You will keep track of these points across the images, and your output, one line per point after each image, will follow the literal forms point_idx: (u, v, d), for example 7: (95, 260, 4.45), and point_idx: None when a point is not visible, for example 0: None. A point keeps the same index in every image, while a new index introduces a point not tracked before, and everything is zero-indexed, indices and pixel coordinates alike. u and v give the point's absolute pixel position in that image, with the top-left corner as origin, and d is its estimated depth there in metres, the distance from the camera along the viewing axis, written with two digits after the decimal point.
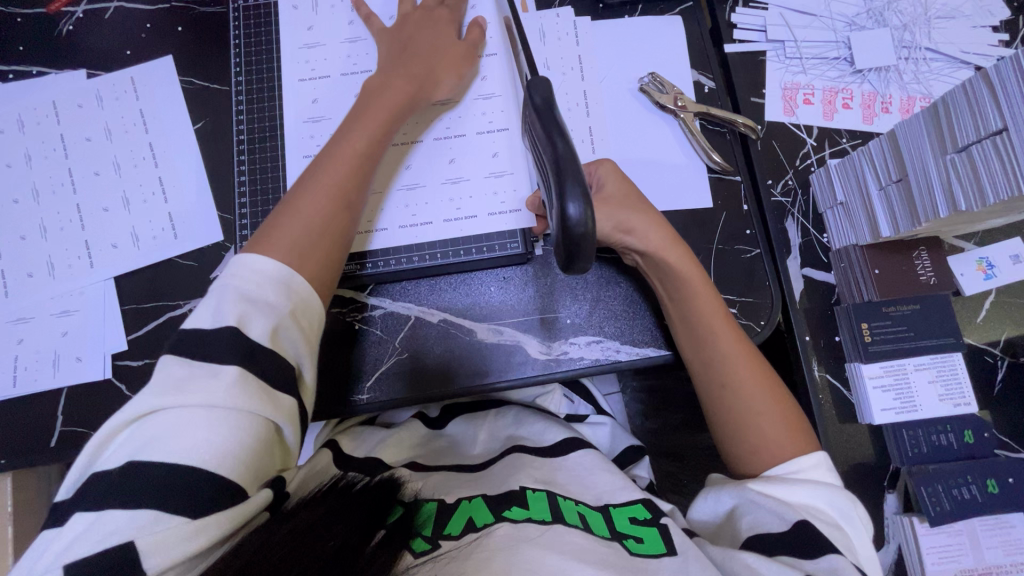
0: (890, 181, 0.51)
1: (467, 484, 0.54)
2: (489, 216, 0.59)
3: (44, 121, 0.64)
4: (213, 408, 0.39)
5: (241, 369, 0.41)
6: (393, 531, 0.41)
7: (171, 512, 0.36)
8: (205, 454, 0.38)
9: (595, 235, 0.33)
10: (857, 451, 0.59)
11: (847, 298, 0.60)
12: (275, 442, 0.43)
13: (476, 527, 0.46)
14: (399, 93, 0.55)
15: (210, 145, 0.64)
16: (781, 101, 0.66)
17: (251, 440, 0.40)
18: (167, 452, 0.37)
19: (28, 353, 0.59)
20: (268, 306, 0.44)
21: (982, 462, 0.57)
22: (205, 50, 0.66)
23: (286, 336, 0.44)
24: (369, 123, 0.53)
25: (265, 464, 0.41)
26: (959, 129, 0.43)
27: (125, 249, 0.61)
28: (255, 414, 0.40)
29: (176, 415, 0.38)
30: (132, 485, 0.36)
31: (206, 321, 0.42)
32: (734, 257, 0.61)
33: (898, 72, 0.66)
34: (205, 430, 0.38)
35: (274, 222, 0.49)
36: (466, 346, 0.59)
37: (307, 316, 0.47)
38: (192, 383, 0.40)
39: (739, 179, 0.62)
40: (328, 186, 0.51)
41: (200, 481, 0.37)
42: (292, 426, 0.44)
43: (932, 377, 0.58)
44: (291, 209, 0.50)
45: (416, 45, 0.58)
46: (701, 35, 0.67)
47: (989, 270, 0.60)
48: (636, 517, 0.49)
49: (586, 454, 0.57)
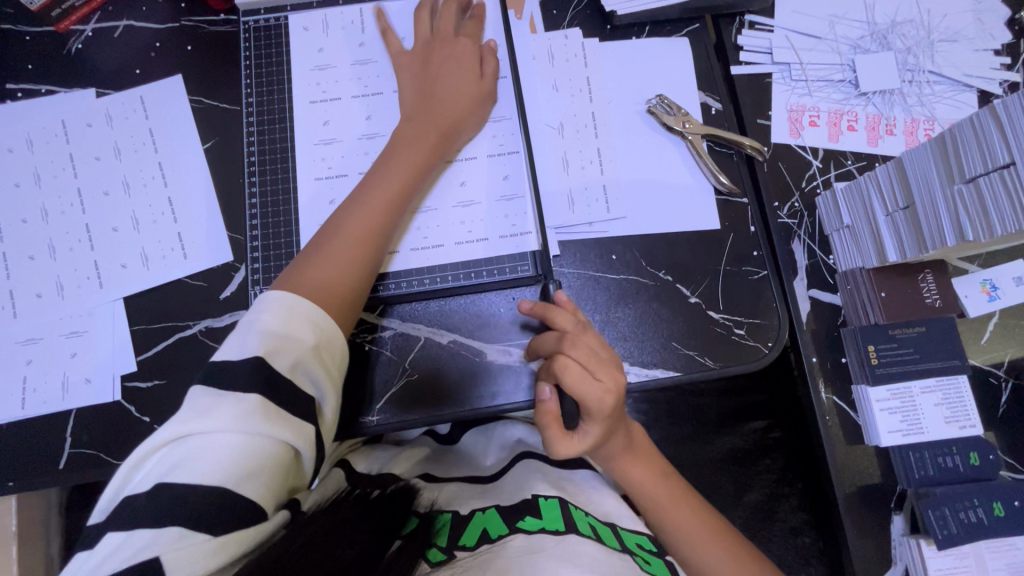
0: (897, 209, 0.52)
1: (478, 493, 0.55)
2: (502, 239, 0.59)
3: (54, 141, 0.64)
4: (233, 431, 0.40)
5: (263, 398, 0.42)
6: (408, 541, 0.43)
7: (195, 530, 0.37)
8: (229, 476, 0.39)
9: None
10: (864, 473, 0.60)
11: (854, 320, 0.60)
12: (292, 465, 0.43)
13: (491, 539, 0.47)
14: (427, 145, 0.57)
15: (220, 166, 0.64)
16: (787, 123, 0.67)
17: (269, 461, 0.41)
18: (193, 476, 0.38)
19: (36, 374, 0.59)
20: (292, 342, 0.45)
21: (987, 484, 0.58)
22: (215, 69, 0.67)
23: (307, 372, 0.45)
24: (397, 174, 0.55)
25: (282, 485, 0.42)
26: (967, 161, 0.44)
27: (135, 269, 0.61)
28: (274, 437, 0.41)
29: (198, 440, 0.39)
30: (161, 506, 0.37)
31: (231, 354, 0.44)
32: (742, 279, 0.61)
33: (902, 94, 0.67)
34: (230, 454, 0.39)
35: (305, 263, 0.51)
36: (475, 367, 0.60)
37: (331, 351, 0.47)
38: (213, 407, 0.41)
39: (746, 201, 0.63)
40: (354, 239, 0.52)
41: (224, 500, 0.38)
42: (311, 453, 0.44)
43: (938, 400, 0.58)
44: (315, 255, 0.51)
45: (441, 89, 0.59)
46: (708, 57, 0.67)
47: (992, 292, 0.61)
48: (643, 544, 0.53)
49: (592, 475, 0.59)
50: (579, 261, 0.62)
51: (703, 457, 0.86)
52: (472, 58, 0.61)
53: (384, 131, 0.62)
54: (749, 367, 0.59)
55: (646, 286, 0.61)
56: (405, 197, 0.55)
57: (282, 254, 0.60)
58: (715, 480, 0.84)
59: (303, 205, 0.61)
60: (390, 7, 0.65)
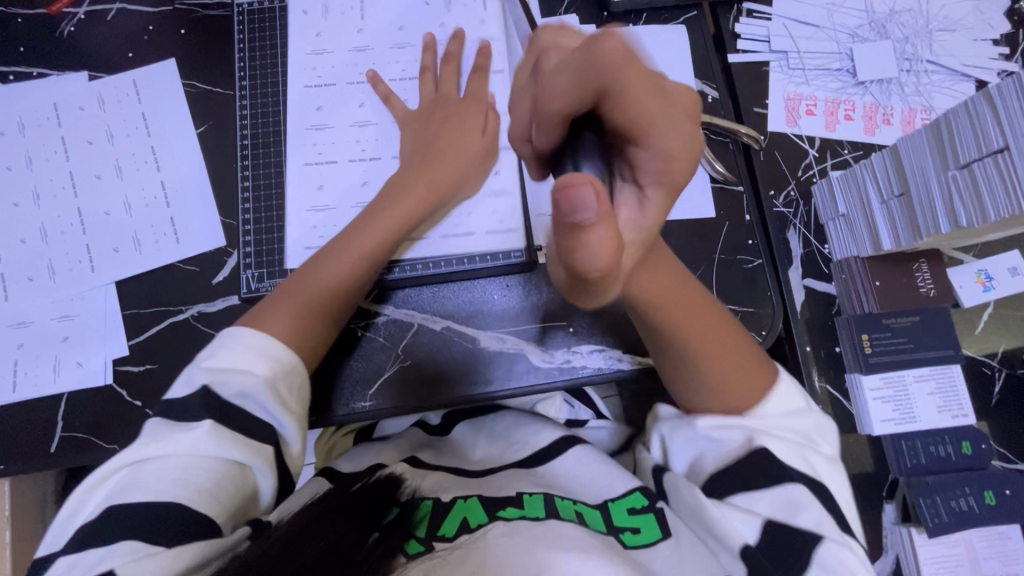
0: (892, 196, 0.51)
1: (464, 485, 0.54)
2: (492, 230, 0.59)
3: (46, 124, 0.63)
4: (184, 454, 0.41)
5: (215, 422, 0.43)
6: (387, 531, 0.40)
7: (149, 539, 0.37)
8: (182, 490, 0.40)
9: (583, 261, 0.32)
10: (857, 462, 0.60)
11: (848, 308, 0.60)
12: (250, 487, 0.44)
13: (470, 528, 0.46)
14: (418, 201, 0.55)
15: (213, 150, 0.64)
16: (783, 112, 0.66)
17: (224, 479, 0.41)
18: (144, 494, 0.39)
19: (28, 358, 0.59)
20: (240, 371, 0.45)
21: (980, 474, 0.58)
22: (208, 53, 0.66)
23: (256, 401, 0.44)
24: (373, 231, 0.53)
25: (239, 505, 0.42)
26: (962, 146, 0.44)
27: (127, 254, 0.61)
28: (230, 458, 0.42)
29: (153, 464, 0.41)
30: (114, 524, 0.38)
31: (180, 390, 0.45)
32: (736, 268, 0.61)
33: (899, 84, 0.67)
34: (184, 469, 0.40)
35: (274, 303, 0.51)
36: (468, 354, 0.59)
37: (286, 381, 0.47)
38: (166, 435, 0.42)
39: (742, 189, 0.63)
40: (317, 292, 0.51)
41: (179, 513, 0.39)
42: (268, 475, 0.44)
43: (932, 389, 0.58)
44: (281, 298, 0.51)
45: (437, 151, 0.57)
46: (704, 45, 0.67)
47: (987, 282, 0.61)
48: (634, 508, 0.48)
49: (584, 451, 0.57)
50: None
51: None
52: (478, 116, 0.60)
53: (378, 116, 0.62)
54: None
55: None
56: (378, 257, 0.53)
57: (276, 239, 0.60)
58: None
59: (294, 191, 0.60)
60: None
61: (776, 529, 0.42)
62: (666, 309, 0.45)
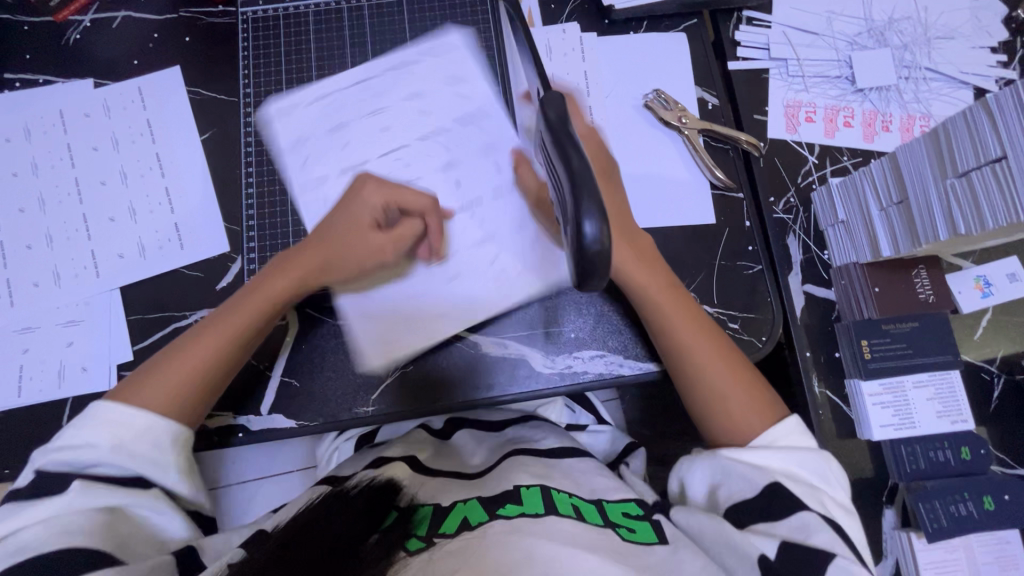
0: (891, 204, 0.52)
1: (464, 487, 0.54)
2: (485, 258, 0.59)
3: (51, 131, 0.64)
4: (64, 506, 0.44)
5: (82, 480, 0.46)
6: (387, 531, 0.41)
7: (59, 574, 0.41)
8: (79, 533, 0.43)
9: (609, 254, 0.31)
10: (857, 467, 0.60)
11: (848, 315, 0.61)
12: (138, 526, 0.47)
13: (471, 525, 0.45)
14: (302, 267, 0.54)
15: (217, 157, 0.65)
16: (783, 119, 0.67)
17: (107, 517, 0.45)
18: (41, 546, 0.42)
19: (33, 362, 0.59)
20: (91, 440, 0.47)
21: (978, 479, 0.58)
22: (212, 60, 0.67)
23: (104, 459, 0.46)
24: (250, 304, 0.53)
25: (129, 540, 0.46)
26: (960, 155, 0.44)
27: (131, 259, 0.62)
28: (105, 504, 0.46)
29: (27, 527, 0.43)
30: (20, 574, 0.41)
31: (27, 479, 0.47)
32: (736, 274, 0.62)
33: (898, 91, 0.67)
34: (76, 518, 0.44)
35: (157, 366, 0.51)
36: (470, 359, 0.60)
37: (147, 437, 0.48)
38: (29, 505, 0.44)
39: (742, 196, 0.63)
40: (193, 360, 0.51)
41: (77, 550, 0.42)
42: (159, 508, 0.48)
43: (931, 394, 0.59)
44: (158, 364, 0.51)
45: (331, 235, 0.54)
46: (704, 52, 0.67)
47: (986, 288, 0.61)
48: (629, 512, 0.49)
49: (579, 461, 0.58)
50: None
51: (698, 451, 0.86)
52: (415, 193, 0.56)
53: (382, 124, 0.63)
54: None
55: None
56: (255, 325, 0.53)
57: (280, 243, 0.60)
58: None
59: (297, 196, 0.61)
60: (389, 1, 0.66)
61: (791, 551, 0.44)
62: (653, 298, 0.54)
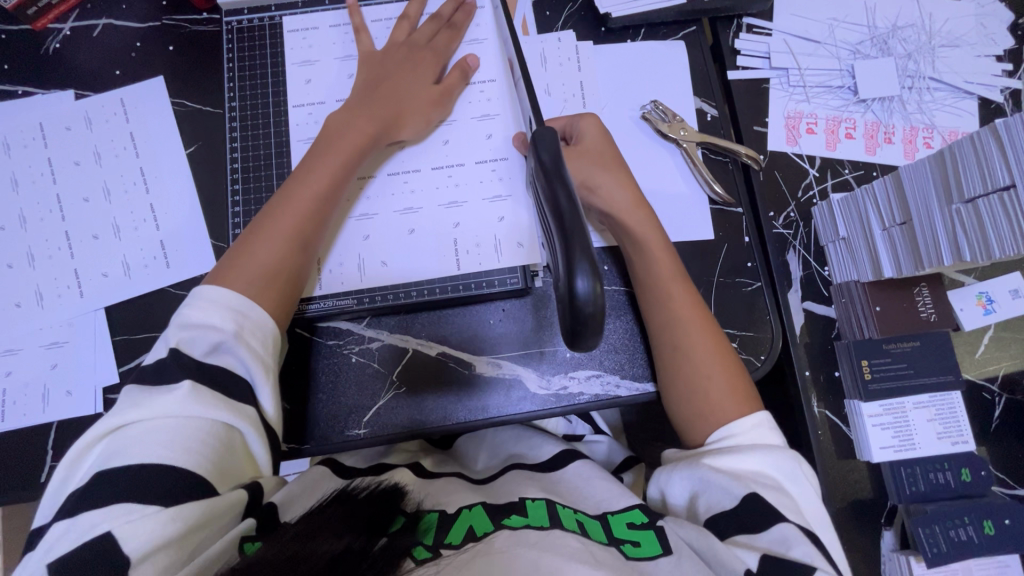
0: (894, 224, 0.51)
1: (467, 492, 0.53)
2: (485, 203, 0.59)
3: (31, 144, 0.62)
4: (171, 415, 0.40)
5: (193, 381, 0.42)
6: (395, 537, 0.40)
7: (145, 503, 0.37)
8: (179, 454, 0.39)
9: (603, 315, 0.30)
10: (855, 488, 0.59)
11: (848, 333, 0.60)
12: (240, 447, 0.43)
13: (476, 537, 0.44)
14: (361, 133, 0.54)
15: (203, 172, 0.63)
16: (784, 130, 0.65)
17: (212, 441, 0.41)
18: (137, 458, 0.38)
19: (16, 386, 0.58)
20: (213, 328, 0.44)
21: (978, 501, 0.57)
22: (197, 70, 0.65)
23: (236, 356, 0.44)
24: (330, 162, 0.52)
25: (233, 466, 0.42)
26: (966, 181, 0.43)
27: (115, 278, 0.60)
28: (216, 419, 0.41)
29: (136, 427, 0.40)
30: (111, 487, 0.37)
31: (158, 353, 0.44)
32: (735, 291, 0.60)
33: (901, 101, 0.66)
34: (174, 434, 0.39)
35: (235, 256, 0.49)
36: (465, 380, 0.59)
37: (261, 337, 0.46)
38: (146, 398, 0.41)
39: (741, 211, 0.62)
40: (286, 232, 0.50)
41: (178, 476, 0.38)
42: (257, 434, 0.44)
43: (931, 415, 0.58)
44: (248, 244, 0.49)
45: (390, 79, 0.57)
46: (704, 62, 0.66)
47: (988, 305, 0.60)
48: (634, 522, 0.47)
49: (584, 465, 0.57)
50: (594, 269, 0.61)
51: None
52: (430, 62, 0.59)
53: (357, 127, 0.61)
54: None
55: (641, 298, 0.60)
56: (340, 185, 0.53)
57: None
58: None
59: None
60: (380, 8, 0.63)
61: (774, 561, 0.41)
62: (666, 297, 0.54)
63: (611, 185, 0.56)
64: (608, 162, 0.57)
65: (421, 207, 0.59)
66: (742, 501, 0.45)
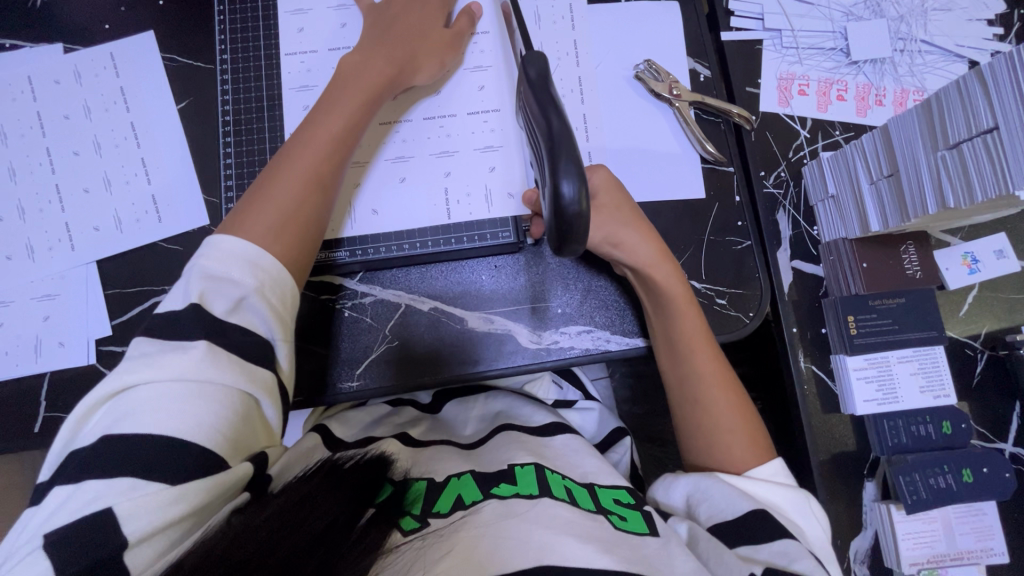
0: (881, 176, 0.51)
1: (457, 461, 0.53)
2: (476, 153, 0.59)
3: (20, 97, 0.62)
4: (184, 382, 0.37)
5: (209, 343, 0.39)
6: (382, 509, 0.40)
7: (149, 478, 0.35)
8: (190, 426, 0.37)
9: (588, 216, 0.32)
10: (840, 442, 0.61)
11: (835, 291, 0.61)
12: (255, 417, 0.41)
13: (465, 505, 0.45)
14: (379, 78, 0.53)
15: (195, 127, 0.62)
16: (776, 91, 0.66)
17: (229, 413, 0.39)
18: (145, 427, 0.36)
19: (8, 337, 0.58)
20: (233, 281, 0.42)
21: (959, 452, 0.59)
22: (188, 25, 0.64)
23: (256, 314, 0.42)
24: (345, 108, 0.51)
25: (247, 437, 0.40)
26: (952, 126, 0.43)
27: (106, 232, 0.60)
28: (229, 386, 0.39)
29: (146, 392, 0.37)
30: (116, 457, 0.35)
31: (177, 302, 0.41)
32: (725, 249, 0.61)
33: (893, 64, 0.66)
34: (185, 404, 0.37)
35: (251, 203, 0.46)
36: (458, 335, 0.59)
37: (278, 290, 0.44)
38: (155, 362, 0.38)
39: (732, 170, 0.62)
40: (302, 177, 0.48)
41: (186, 449, 0.36)
42: (272, 401, 0.42)
43: (915, 369, 0.59)
44: (261, 192, 0.47)
45: (399, 22, 0.57)
46: (697, 22, 0.66)
47: (973, 265, 0.61)
48: (621, 500, 0.48)
49: (572, 438, 0.57)
50: None
51: None
52: (438, 6, 0.59)
53: None
54: (729, 337, 0.59)
55: None
56: (355, 132, 0.51)
57: None
58: None
59: None
60: None
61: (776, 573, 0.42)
62: (693, 357, 0.55)
63: (635, 237, 0.55)
64: (627, 214, 0.56)
65: (412, 156, 0.59)
66: (750, 516, 0.46)
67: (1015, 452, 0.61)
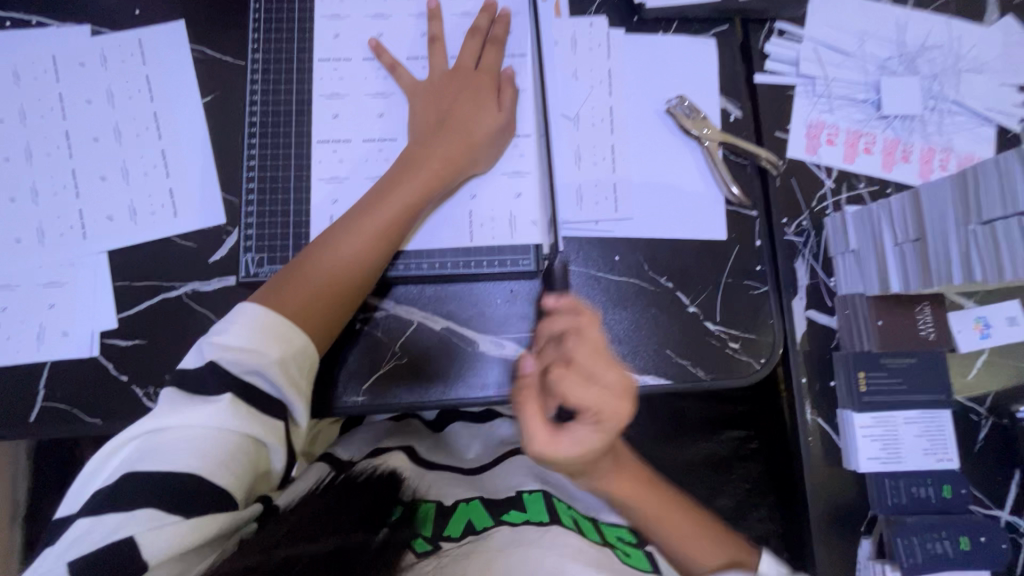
0: (907, 240, 0.51)
1: (464, 485, 0.53)
2: (504, 177, 0.59)
3: (42, 78, 0.60)
4: (205, 427, 0.39)
5: (231, 397, 0.40)
6: (395, 529, 0.39)
7: (169, 510, 0.36)
8: (208, 467, 0.38)
9: None
10: (839, 496, 0.61)
11: (847, 345, 0.61)
12: (264, 463, 0.42)
13: (476, 531, 0.45)
14: (433, 166, 0.54)
15: (218, 122, 0.61)
16: (804, 139, 0.66)
17: (240, 457, 0.40)
18: (167, 467, 0.38)
19: (11, 322, 0.57)
20: (249, 352, 0.42)
21: (957, 518, 0.59)
22: (220, 18, 0.63)
23: (268, 383, 0.42)
24: (394, 197, 0.52)
25: (254, 480, 0.41)
26: (986, 203, 0.43)
27: (121, 223, 0.59)
28: (244, 433, 0.40)
29: (170, 433, 0.39)
30: (140, 493, 0.37)
31: (193, 362, 0.42)
32: (743, 293, 0.61)
33: (922, 121, 0.66)
34: (204, 448, 0.38)
35: (288, 280, 0.48)
36: (467, 357, 0.58)
37: (299, 362, 0.44)
38: (182, 407, 0.40)
39: (754, 215, 0.62)
40: (342, 266, 0.49)
41: (200, 488, 0.38)
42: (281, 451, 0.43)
43: (920, 431, 0.59)
44: (299, 273, 0.48)
45: (455, 106, 0.56)
46: (733, 61, 0.65)
47: (985, 330, 0.61)
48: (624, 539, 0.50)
49: None
50: (581, 259, 0.61)
51: (681, 456, 0.83)
52: (488, 86, 0.58)
53: (389, 90, 0.60)
54: (738, 381, 0.59)
55: (648, 295, 0.60)
56: (400, 220, 0.52)
57: (277, 208, 0.58)
58: (688, 483, 0.82)
59: (302, 172, 0.59)
60: None
61: None
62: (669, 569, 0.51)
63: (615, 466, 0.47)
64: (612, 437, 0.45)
65: None
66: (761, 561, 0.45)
67: (1011, 520, 0.61)
